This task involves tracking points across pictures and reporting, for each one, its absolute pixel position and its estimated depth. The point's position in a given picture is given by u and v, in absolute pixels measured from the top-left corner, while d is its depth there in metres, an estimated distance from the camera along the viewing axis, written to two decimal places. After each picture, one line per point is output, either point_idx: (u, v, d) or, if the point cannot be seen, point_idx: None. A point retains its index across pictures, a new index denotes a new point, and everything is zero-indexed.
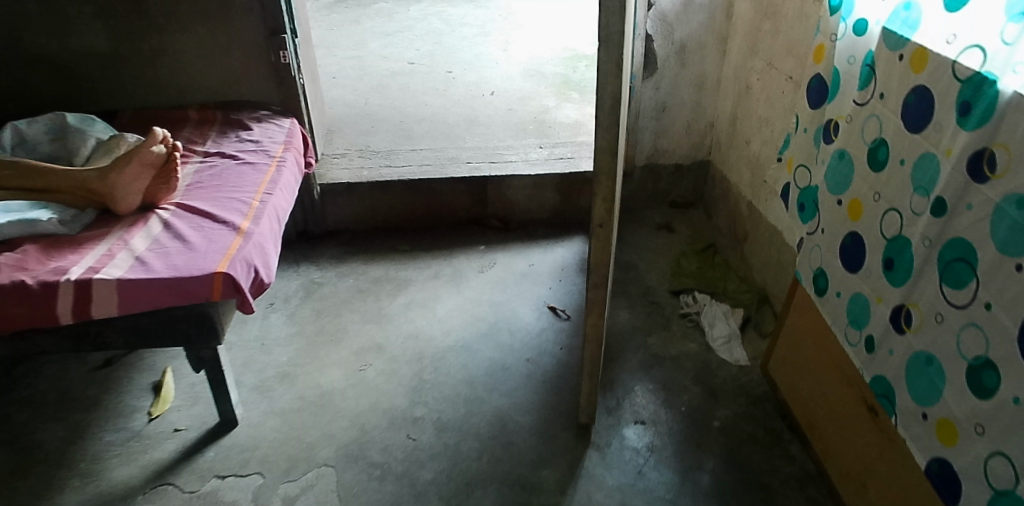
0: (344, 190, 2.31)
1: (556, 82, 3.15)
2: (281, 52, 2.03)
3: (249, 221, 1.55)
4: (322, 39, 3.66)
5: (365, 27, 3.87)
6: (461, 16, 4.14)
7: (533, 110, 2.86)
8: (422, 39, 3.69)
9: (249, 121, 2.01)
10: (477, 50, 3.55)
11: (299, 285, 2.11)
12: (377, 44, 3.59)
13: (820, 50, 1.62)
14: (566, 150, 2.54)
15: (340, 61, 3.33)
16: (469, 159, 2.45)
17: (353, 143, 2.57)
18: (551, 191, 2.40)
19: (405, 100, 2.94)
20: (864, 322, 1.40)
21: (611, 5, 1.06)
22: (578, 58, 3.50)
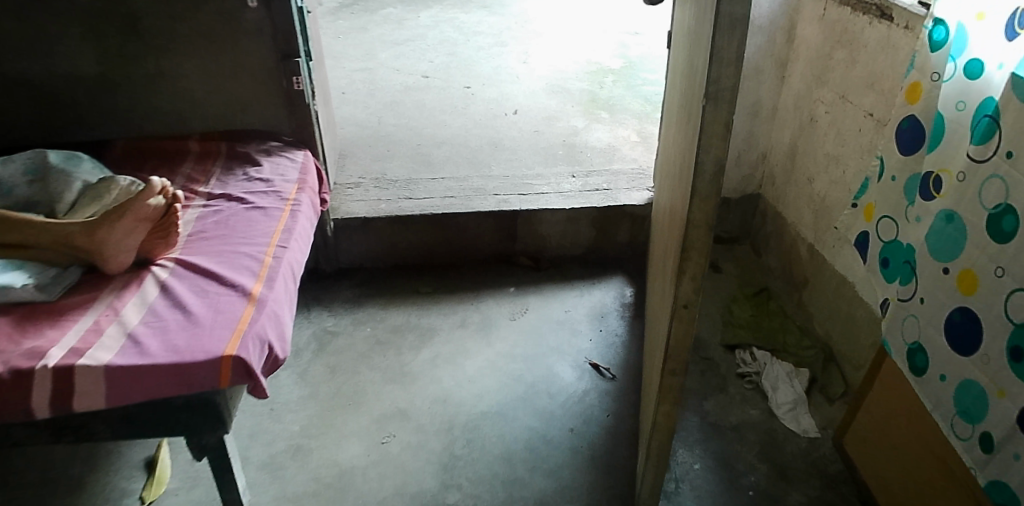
0: (360, 225, 2.10)
1: (582, 100, 2.95)
2: (295, 78, 1.84)
3: (261, 284, 1.34)
4: (330, 49, 3.45)
5: (374, 36, 3.67)
6: (474, 23, 3.94)
7: (560, 133, 2.66)
8: (436, 50, 3.49)
9: (257, 154, 1.81)
10: (496, 62, 3.34)
11: (310, 334, 1.89)
12: (389, 55, 3.39)
13: (915, 89, 1.41)
14: (600, 180, 2.34)
15: (349, 75, 3.12)
16: (496, 190, 2.25)
17: (368, 170, 2.37)
18: (586, 226, 2.21)
19: (422, 120, 2.74)
20: (980, 416, 1.18)
21: (727, 55, 0.87)
22: (603, 72, 3.30)
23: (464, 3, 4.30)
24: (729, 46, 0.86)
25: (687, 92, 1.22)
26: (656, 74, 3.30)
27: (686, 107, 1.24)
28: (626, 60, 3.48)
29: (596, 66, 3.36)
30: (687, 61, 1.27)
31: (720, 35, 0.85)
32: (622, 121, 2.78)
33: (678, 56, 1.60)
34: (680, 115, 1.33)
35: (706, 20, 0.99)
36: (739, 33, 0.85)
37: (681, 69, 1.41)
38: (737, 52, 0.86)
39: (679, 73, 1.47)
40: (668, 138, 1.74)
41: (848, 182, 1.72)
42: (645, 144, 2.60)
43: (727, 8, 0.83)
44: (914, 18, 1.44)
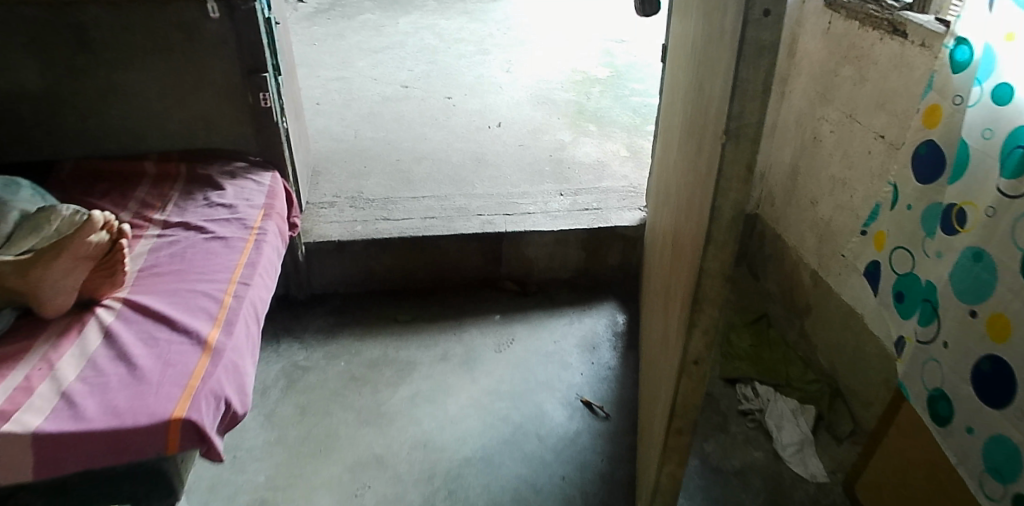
0: (334, 249, 1.96)
1: (568, 112, 2.83)
2: (263, 94, 1.70)
3: (219, 329, 1.20)
4: (305, 57, 3.31)
5: (352, 43, 3.53)
6: (455, 29, 3.81)
7: (547, 147, 2.54)
8: (416, 58, 3.36)
9: (220, 177, 1.67)
10: (478, 71, 3.22)
11: (278, 370, 1.73)
12: (366, 65, 3.25)
13: (933, 110, 1.31)
14: (590, 198, 2.22)
15: (325, 86, 3.00)
16: (480, 210, 2.13)
17: (344, 188, 2.23)
18: (575, 248, 2.09)
19: (401, 134, 2.61)
20: (1014, 476, 1.08)
21: (751, 88, 0.76)
22: (590, 81, 3.19)
23: (445, 9, 4.17)
24: (755, 78, 0.76)
25: (694, 121, 1.11)
26: (644, 84, 3.20)
27: (691, 137, 1.14)
28: (613, 69, 3.37)
29: (582, 75, 3.25)
30: (693, 86, 1.16)
31: (745, 65, 0.75)
32: (610, 135, 2.66)
33: (679, 76, 1.48)
34: (685, 145, 1.21)
35: (721, 46, 0.89)
36: (766, 64, 0.75)
37: (684, 92, 1.30)
38: (764, 85, 0.76)
39: (681, 95, 1.36)
40: (666, 161, 1.63)
41: (855, 207, 1.62)
42: (635, 159, 2.49)
43: (754, 35, 0.73)
44: (932, 36, 1.34)
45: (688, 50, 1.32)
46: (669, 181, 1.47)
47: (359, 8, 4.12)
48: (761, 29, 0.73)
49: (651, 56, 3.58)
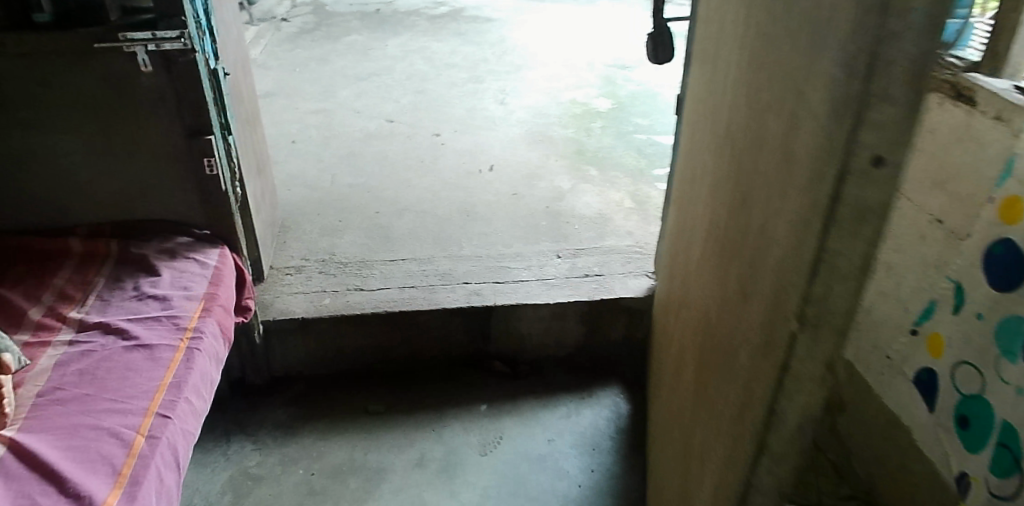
0: (297, 327, 1.71)
1: (567, 152, 2.60)
2: (207, 160, 1.43)
3: (119, 493, 0.95)
4: (283, 85, 3.10)
5: (336, 69, 3.32)
6: (448, 53, 3.60)
7: (543, 196, 2.30)
8: (404, 87, 3.15)
9: (157, 257, 1.42)
10: (470, 103, 3.00)
11: (225, 482, 1.52)
12: (350, 94, 3.04)
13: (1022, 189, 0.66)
14: (590, 261, 1.97)
15: (302, 120, 2.79)
16: (466, 277, 1.88)
17: (314, 248, 1.99)
18: (573, 323, 1.84)
19: (383, 179, 2.37)
20: None
21: (844, 262, 0.53)
22: (590, 115, 2.96)
23: (437, 30, 3.97)
24: (852, 251, 0.52)
25: (729, 238, 0.87)
26: (650, 118, 2.97)
27: (724, 256, 0.90)
28: (615, 100, 3.15)
29: (582, 108, 3.02)
30: (725, 189, 0.92)
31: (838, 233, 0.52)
32: (613, 180, 2.43)
33: (699, 151, 1.23)
34: (714, 257, 0.97)
35: (783, 171, 0.64)
36: (868, 235, 0.51)
37: (709, 184, 1.06)
38: (863, 263, 0.52)
39: (704, 184, 1.12)
40: (681, 244, 1.38)
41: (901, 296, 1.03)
42: (641, 211, 2.24)
43: (852, 196, 0.50)
44: None
45: (714, 133, 1.08)
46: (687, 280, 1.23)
47: (346, 28, 3.92)
48: (865, 187, 0.49)
49: (656, 85, 3.36)
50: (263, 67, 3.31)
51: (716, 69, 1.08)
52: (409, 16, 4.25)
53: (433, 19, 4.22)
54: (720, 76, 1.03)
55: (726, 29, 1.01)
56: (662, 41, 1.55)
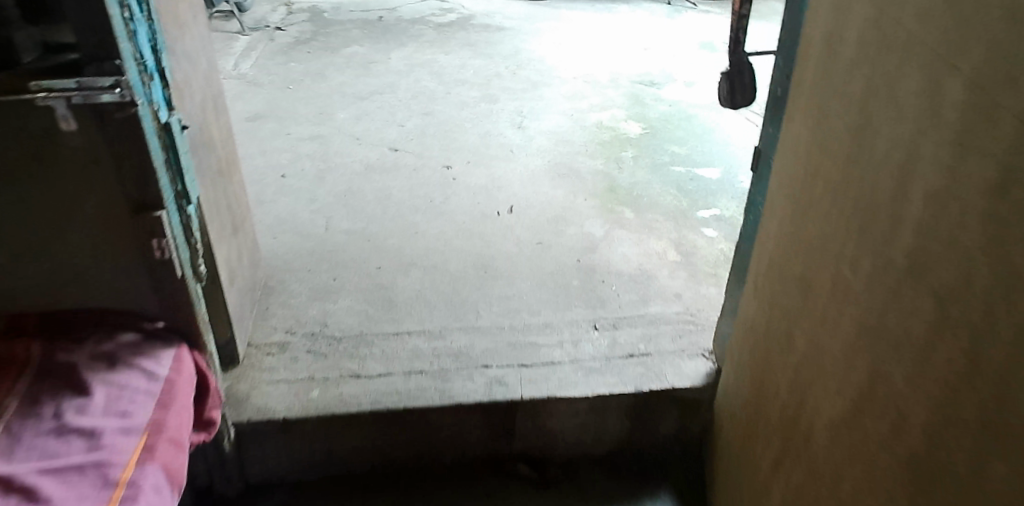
0: (278, 429, 1.40)
1: (596, 189, 2.28)
2: (157, 240, 1.10)
3: None
4: (274, 105, 2.83)
5: (333, 87, 3.05)
6: (457, 67, 3.38)
7: (573, 245, 1.97)
8: (409, 109, 2.86)
9: (90, 367, 1.08)
10: (483, 129, 2.70)
11: None
12: (348, 118, 2.75)
13: None
14: (634, 335, 1.63)
15: (295, 147, 2.50)
16: (485, 358, 1.55)
17: (301, 316, 1.66)
18: (615, 418, 1.52)
19: (385, 223, 2.05)
20: None
21: None
22: (619, 142, 2.65)
23: (444, 41, 3.71)
24: None
25: (948, 480, 0.57)
26: (687, 146, 2.64)
27: (933, 494, 0.59)
28: (646, 123, 2.83)
29: (610, 134, 2.71)
30: (923, 383, 0.61)
31: None
32: (652, 225, 2.10)
33: (811, 260, 0.91)
34: (894, 470, 0.66)
35: None
36: None
37: (857, 337, 0.74)
38: None
39: (839, 324, 0.80)
40: (771, 364, 1.06)
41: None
42: (688, 265, 1.91)
43: None
44: None
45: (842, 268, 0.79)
46: (793, 437, 0.93)
47: (346, 41, 3.64)
48: None
49: (689, 106, 3.04)
50: (253, 85, 3.03)
51: (862, 165, 0.75)
52: (413, 24, 3.96)
53: (440, 28, 3.92)
54: (881, 187, 0.70)
55: (887, 118, 0.70)
56: (742, 81, 1.22)
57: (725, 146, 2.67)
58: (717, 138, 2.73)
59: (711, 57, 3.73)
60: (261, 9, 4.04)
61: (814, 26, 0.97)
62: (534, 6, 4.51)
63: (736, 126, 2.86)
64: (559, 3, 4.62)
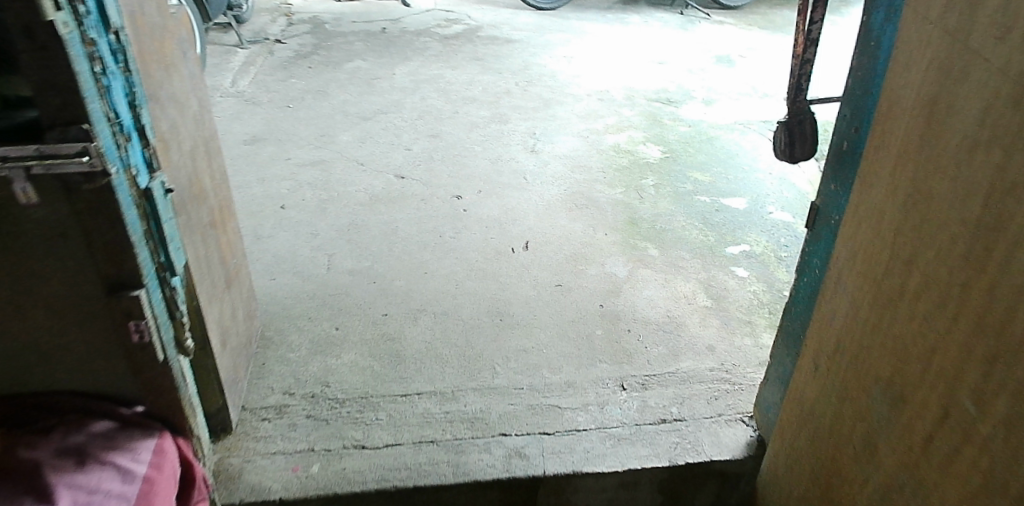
0: None
1: (617, 224, 2.14)
2: (134, 323, 0.96)
3: None
4: (273, 127, 2.71)
5: (335, 106, 2.93)
6: (465, 83, 3.26)
7: (594, 288, 1.83)
8: (415, 130, 2.73)
9: (57, 466, 0.93)
10: (495, 154, 2.57)
11: None
12: (352, 140, 2.62)
13: None
14: (666, 397, 1.48)
15: (296, 173, 2.37)
16: (503, 424, 1.40)
17: (300, 374, 1.51)
18: (646, 493, 1.37)
19: (392, 261, 1.91)
20: None
21: None
22: (638, 168, 2.52)
23: (450, 56, 3.59)
24: None
25: None
26: (711, 173, 2.51)
27: None
28: (665, 147, 2.70)
29: (628, 160, 2.58)
30: None
31: None
32: (679, 264, 1.96)
33: (909, 369, 0.78)
34: None
35: None
36: None
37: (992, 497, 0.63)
38: None
39: (964, 470, 0.67)
40: (842, 469, 0.94)
41: None
42: (719, 310, 1.77)
43: None
44: None
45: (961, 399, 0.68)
46: None
47: (349, 55, 3.52)
48: None
49: (709, 128, 2.91)
50: (252, 103, 2.91)
51: (1001, 284, 0.63)
52: (418, 37, 3.84)
53: (446, 41, 3.80)
54: None
55: None
56: (803, 133, 1.08)
57: (750, 174, 2.54)
58: (741, 165, 2.60)
59: (728, 73, 3.61)
60: (260, 20, 3.93)
61: (906, 87, 0.83)
62: (542, 16, 4.39)
63: (760, 152, 2.73)
64: (569, 13, 4.50)
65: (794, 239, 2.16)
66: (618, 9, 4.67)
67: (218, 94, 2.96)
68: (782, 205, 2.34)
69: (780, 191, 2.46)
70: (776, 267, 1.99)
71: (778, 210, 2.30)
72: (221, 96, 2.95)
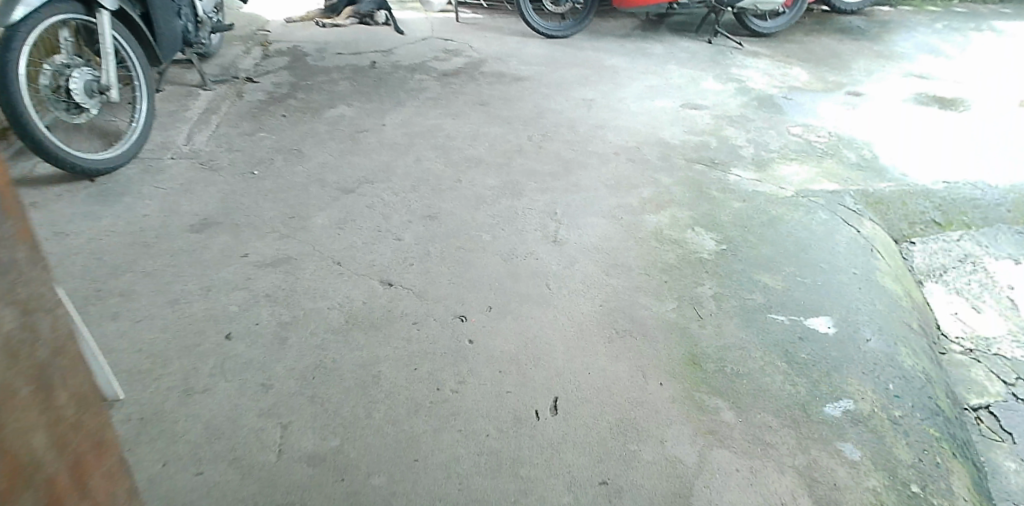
0: None
1: (674, 364, 1.61)
2: None
3: None
4: (231, 204, 2.17)
5: (311, 172, 2.39)
6: (468, 137, 2.73)
7: (655, 488, 1.30)
8: (408, 208, 2.20)
9: None
10: (508, 245, 2.04)
11: None
12: (328, 225, 2.09)
13: None
14: None
15: (253, 278, 1.83)
16: None
17: None
18: None
19: (371, 438, 1.38)
20: None
21: None
22: (689, 266, 1.99)
23: (450, 99, 3.07)
24: None
25: None
26: (782, 275, 1.98)
27: None
28: (719, 233, 2.16)
29: (674, 254, 2.04)
30: None
31: None
32: (766, 440, 1.43)
33: None
34: None
35: None
36: None
37: None
38: None
39: None
40: None
41: None
42: None
43: None
44: None
45: None
46: None
47: (332, 98, 2.98)
48: None
49: (768, 204, 2.37)
50: (208, 168, 2.37)
51: None
52: (413, 74, 3.31)
53: (445, 79, 3.28)
54: None
55: None
56: None
57: (830, 275, 2.01)
58: (817, 260, 2.07)
59: (776, 121, 3.08)
60: (231, 52, 3.39)
61: None
62: (555, 47, 3.87)
63: (834, 240, 2.21)
64: (584, 42, 3.98)
65: (904, 386, 1.64)
66: (639, 37, 4.15)
67: (169, 155, 2.42)
68: (877, 329, 1.83)
69: (870, 303, 1.94)
70: (894, 441, 1.47)
71: (874, 335, 1.80)
72: (173, 158, 2.41)
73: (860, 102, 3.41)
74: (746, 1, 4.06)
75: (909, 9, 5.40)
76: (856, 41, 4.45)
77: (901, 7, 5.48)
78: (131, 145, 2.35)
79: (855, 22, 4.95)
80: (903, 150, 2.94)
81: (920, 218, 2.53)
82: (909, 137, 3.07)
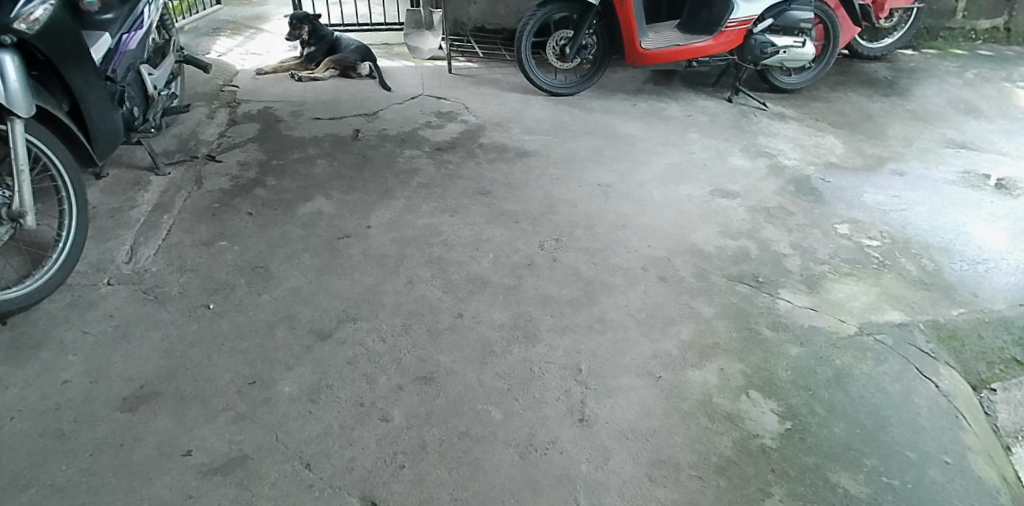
0: None
1: None
2: None
3: None
4: (177, 359, 1.75)
5: (280, 303, 1.97)
6: (470, 244, 2.32)
7: None
8: (399, 364, 1.79)
9: None
10: (523, 428, 1.63)
11: None
12: (298, 396, 1.66)
13: None
14: None
15: (197, 492, 1.41)
16: None
17: None
18: None
19: None
20: None
21: None
22: (750, 459, 1.60)
23: (446, 185, 2.65)
24: None
25: None
26: (864, 474, 1.59)
27: None
28: (780, 402, 1.77)
29: (730, 440, 1.64)
30: None
31: None
32: None
33: None
34: None
35: None
36: None
37: None
38: None
39: None
40: None
41: None
42: None
43: None
44: None
45: None
46: None
47: (308, 186, 2.55)
48: None
49: (829, 349, 1.98)
50: (152, 299, 1.94)
51: None
52: (403, 148, 2.89)
53: (439, 156, 2.86)
54: None
55: None
56: None
57: (921, 470, 1.62)
58: (900, 446, 1.68)
59: (818, 215, 2.70)
60: (192, 119, 2.95)
61: None
62: (560, 107, 3.47)
63: (916, 406, 1.81)
64: (593, 101, 3.59)
65: None
66: (653, 94, 3.75)
67: (104, 281, 1.99)
68: None
69: None
70: None
71: None
72: (109, 284, 1.98)
73: (905, 183, 3.02)
74: (772, 58, 3.64)
75: (933, 54, 5.07)
76: (886, 96, 4.09)
77: (924, 50, 5.15)
78: (56, 271, 1.90)
79: (880, 70, 4.60)
80: (963, 252, 2.54)
81: (999, 354, 2.07)
82: (970, 231, 2.68)
